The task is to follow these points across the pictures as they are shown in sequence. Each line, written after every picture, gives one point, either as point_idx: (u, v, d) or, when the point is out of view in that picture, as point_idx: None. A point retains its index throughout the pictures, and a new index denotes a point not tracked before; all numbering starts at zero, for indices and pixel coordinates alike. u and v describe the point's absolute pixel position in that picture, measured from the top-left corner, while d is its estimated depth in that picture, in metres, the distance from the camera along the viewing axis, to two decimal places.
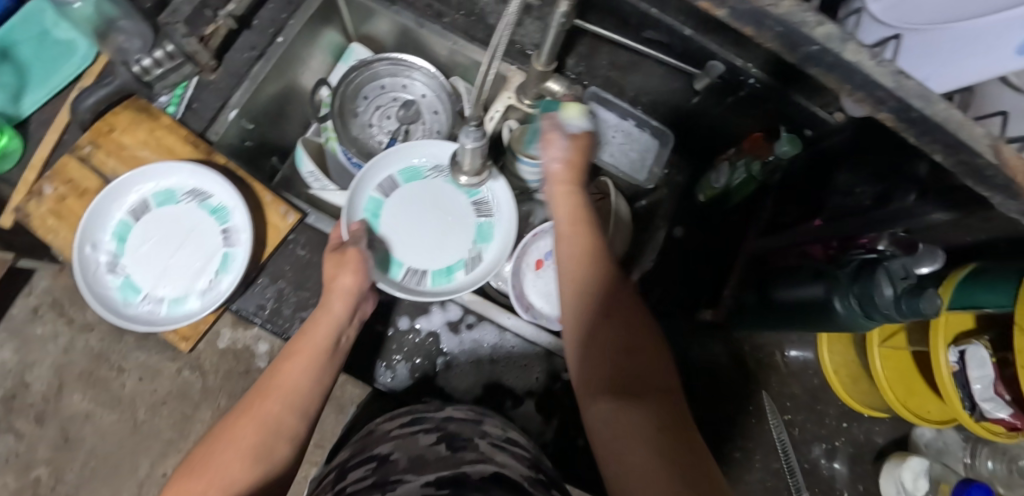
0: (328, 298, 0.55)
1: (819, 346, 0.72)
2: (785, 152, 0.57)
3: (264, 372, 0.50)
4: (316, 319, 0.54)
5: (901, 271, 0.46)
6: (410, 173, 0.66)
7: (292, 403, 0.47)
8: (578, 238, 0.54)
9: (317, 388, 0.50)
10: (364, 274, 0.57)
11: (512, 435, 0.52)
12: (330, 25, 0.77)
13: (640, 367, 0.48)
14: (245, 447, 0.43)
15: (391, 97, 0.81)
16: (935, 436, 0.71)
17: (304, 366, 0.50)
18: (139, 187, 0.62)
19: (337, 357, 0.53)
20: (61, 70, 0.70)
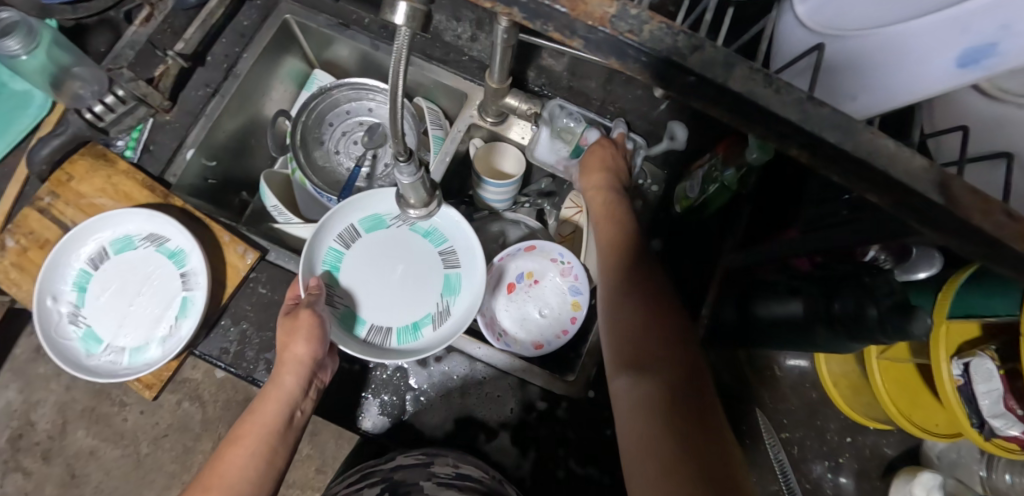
0: (281, 371, 0.55)
1: (816, 358, 0.67)
2: (755, 159, 0.53)
3: (213, 457, 0.53)
4: (268, 395, 0.55)
5: (886, 289, 0.43)
6: (372, 222, 0.64)
7: (237, 494, 0.50)
8: (609, 229, 0.56)
9: (265, 470, 0.53)
10: (318, 342, 0.55)
11: (460, 471, 0.55)
12: (289, 54, 0.76)
13: (664, 343, 0.47)
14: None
15: (357, 122, 0.80)
16: (949, 447, 0.66)
17: (251, 450, 0.53)
18: (96, 235, 0.62)
19: (288, 434, 0.55)
20: (18, 123, 0.68)
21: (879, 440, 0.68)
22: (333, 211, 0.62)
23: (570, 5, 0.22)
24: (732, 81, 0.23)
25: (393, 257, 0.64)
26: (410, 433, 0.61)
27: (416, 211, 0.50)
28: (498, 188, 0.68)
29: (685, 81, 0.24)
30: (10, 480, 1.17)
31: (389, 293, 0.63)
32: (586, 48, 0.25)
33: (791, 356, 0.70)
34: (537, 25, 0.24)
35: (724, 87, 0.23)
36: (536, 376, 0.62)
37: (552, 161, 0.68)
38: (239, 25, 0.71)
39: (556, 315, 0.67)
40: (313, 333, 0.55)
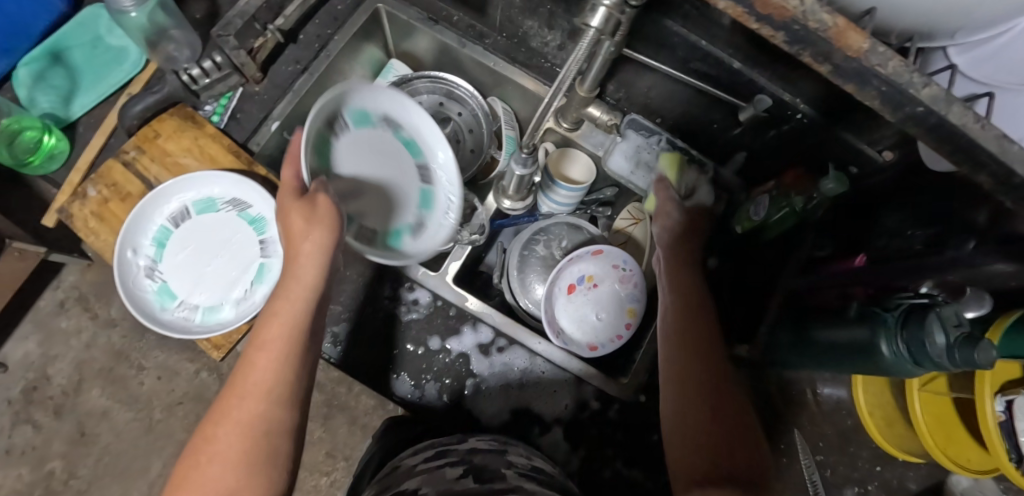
0: (298, 264, 0.54)
1: (853, 386, 0.69)
2: (830, 189, 0.56)
3: (238, 363, 0.50)
4: (287, 290, 0.53)
5: (953, 319, 0.45)
6: (359, 116, 0.57)
7: (274, 399, 0.48)
8: (687, 320, 0.58)
9: (298, 371, 0.51)
10: (336, 228, 0.53)
11: (536, 464, 0.54)
12: (372, 41, 0.78)
13: (737, 439, 0.50)
14: (228, 456, 0.46)
15: (427, 114, 0.81)
16: (972, 485, 0.68)
17: (279, 353, 0.50)
18: (180, 194, 0.63)
19: (315, 324, 0.54)
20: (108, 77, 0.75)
21: (906, 472, 0.71)
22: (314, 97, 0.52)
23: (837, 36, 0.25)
24: (949, 116, 0.26)
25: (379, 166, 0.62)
26: (465, 418, 0.63)
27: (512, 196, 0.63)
28: (567, 191, 0.70)
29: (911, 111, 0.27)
30: (20, 432, 1.16)
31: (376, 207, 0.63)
32: (833, 75, 0.27)
33: (826, 383, 0.72)
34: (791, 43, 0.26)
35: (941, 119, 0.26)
36: (592, 376, 0.64)
37: (624, 172, 0.71)
38: (332, 9, 0.74)
39: (612, 321, 0.69)
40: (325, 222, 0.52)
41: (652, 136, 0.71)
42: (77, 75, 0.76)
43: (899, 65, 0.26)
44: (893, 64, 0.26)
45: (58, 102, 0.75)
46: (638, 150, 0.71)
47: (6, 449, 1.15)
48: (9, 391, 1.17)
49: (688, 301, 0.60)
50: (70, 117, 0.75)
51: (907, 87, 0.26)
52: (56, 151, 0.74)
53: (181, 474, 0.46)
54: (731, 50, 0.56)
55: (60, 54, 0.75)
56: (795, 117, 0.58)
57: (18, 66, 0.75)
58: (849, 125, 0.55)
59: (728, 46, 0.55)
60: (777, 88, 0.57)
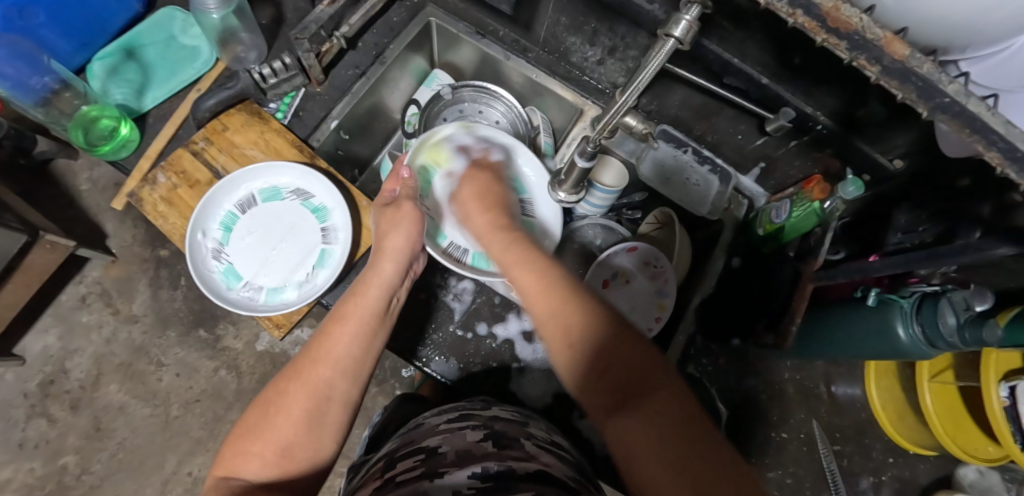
0: (383, 258, 0.59)
1: (867, 382, 0.74)
2: (851, 191, 0.62)
3: (316, 335, 0.52)
4: (369, 281, 0.58)
5: (962, 303, 0.52)
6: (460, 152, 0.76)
7: (343, 369, 0.50)
8: (532, 280, 0.50)
9: (366, 351, 0.53)
10: (417, 232, 0.62)
11: (555, 439, 0.58)
12: (420, 52, 0.84)
13: (629, 357, 0.43)
14: (297, 413, 0.46)
15: (469, 121, 0.87)
16: (979, 477, 0.72)
17: (356, 331, 0.53)
18: (249, 182, 0.67)
19: (387, 318, 0.57)
20: (180, 74, 0.83)
21: (917, 464, 0.75)
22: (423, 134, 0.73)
23: (885, 40, 0.27)
24: (967, 105, 0.27)
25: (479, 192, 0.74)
26: (511, 400, 0.66)
27: (565, 193, 0.68)
28: (604, 194, 0.76)
29: (940, 102, 0.27)
30: (34, 425, 1.12)
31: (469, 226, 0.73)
32: (877, 75, 0.28)
33: (840, 383, 0.76)
34: (843, 49, 0.28)
35: (961, 109, 0.27)
36: None
37: (654, 180, 0.80)
38: (388, 20, 0.79)
39: (642, 315, 0.74)
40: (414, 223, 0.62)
41: (680, 147, 0.79)
42: (149, 71, 0.83)
43: (932, 64, 0.27)
44: (926, 63, 0.27)
45: (130, 95, 0.82)
46: (665, 158, 0.79)
47: (19, 442, 1.11)
48: (26, 384, 1.13)
49: (511, 246, 0.56)
50: (141, 108, 0.83)
51: (936, 83, 0.27)
52: (129, 139, 0.81)
53: (249, 421, 0.47)
54: (760, 67, 0.62)
55: (136, 51, 0.83)
56: (817, 128, 0.65)
57: (93, 60, 0.82)
58: (865, 135, 0.62)
59: (757, 64, 0.62)
60: (801, 102, 0.63)
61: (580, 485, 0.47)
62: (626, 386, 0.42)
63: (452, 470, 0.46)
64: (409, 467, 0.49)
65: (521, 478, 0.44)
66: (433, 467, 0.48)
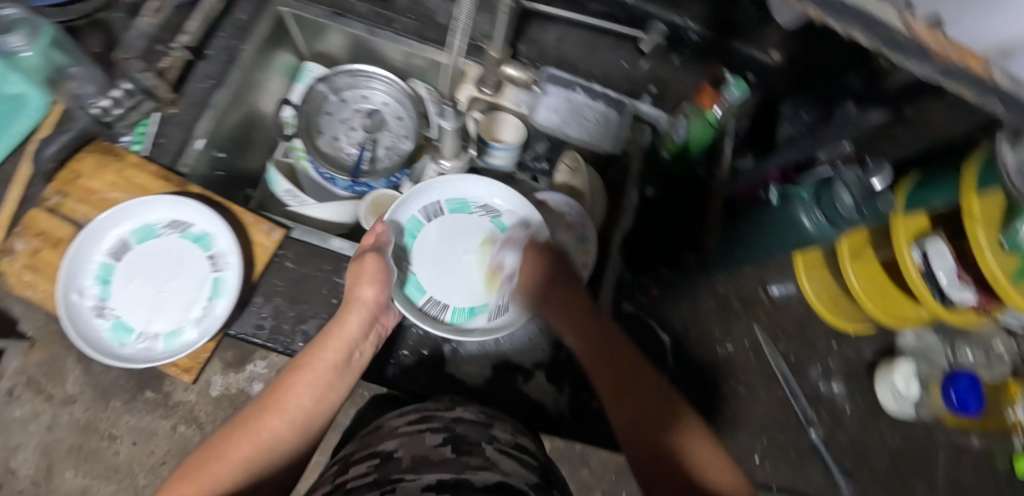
0: (350, 310, 0.57)
1: (798, 275, 0.76)
2: (734, 95, 0.62)
3: (270, 387, 0.52)
4: (330, 335, 0.56)
5: (855, 179, 0.50)
6: (457, 204, 0.69)
7: (291, 421, 0.50)
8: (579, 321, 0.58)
9: (318, 405, 0.52)
10: (385, 286, 0.59)
11: (519, 442, 0.55)
12: (282, 47, 0.78)
13: (653, 413, 0.50)
14: (236, 459, 0.46)
15: (353, 109, 0.82)
16: (917, 341, 0.76)
17: (308, 384, 0.52)
18: (115, 227, 0.62)
19: (345, 373, 0.56)
20: (9, 128, 0.74)
21: (861, 342, 0.78)
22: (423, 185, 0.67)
23: None
24: None
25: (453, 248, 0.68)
26: (452, 383, 0.64)
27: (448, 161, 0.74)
28: (501, 151, 0.73)
29: None
30: None
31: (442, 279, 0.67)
32: None
33: (776, 284, 0.77)
34: None
35: None
36: None
37: (553, 124, 0.75)
38: (235, 18, 0.73)
39: None
40: (380, 276, 0.58)
41: (569, 87, 0.75)
42: None
43: None
44: None
45: None
46: (556, 101, 0.74)
47: None
48: None
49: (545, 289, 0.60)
50: None
51: None
52: None
53: (191, 462, 0.45)
54: None
55: None
56: (691, 36, 0.63)
57: None
58: (740, 35, 0.62)
59: None
60: (669, 14, 0.62)
61: None
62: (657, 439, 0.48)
63: (408, 478, 0.44)
64: (361, 473, 0.47)
65: (480, 491, 0.42)
66: (387, 474, 0.45)
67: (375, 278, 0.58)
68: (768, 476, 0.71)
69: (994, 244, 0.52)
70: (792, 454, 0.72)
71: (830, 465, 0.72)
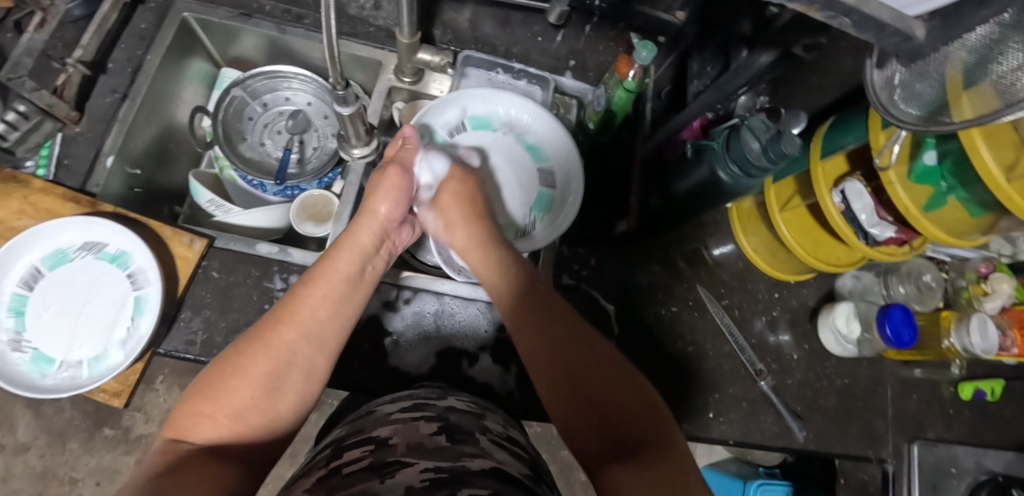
0: (361, 224, 0.56)
1: (737, 235, 0.77)
2: (643, 57, 0.61)
3: (284, 298, 0.47)
4: (341, 248, 0.53)
5: (761, 125, 0.52)
6: (479, 121, 0.70)
7: (309, 334, 0.46)
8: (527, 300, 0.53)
9: (340, 318, 0.49)
10: (402, 202, 0.58)
11: (511, 433, 0.51)
12: (194, 55, 0.76)
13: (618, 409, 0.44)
14: (255, 374, 0.42)
15: (277, 112, 0.80)
16: (855, 282, 0.79)
17: (327, 296, 0.49)
18: (23, 256, 0.59)
19: (363, 286, 0.53)
20: None
21: (801, 289, 0.80)
22: (454, 95, 0.67)
23: None
24: None
25: (486, 165, 0.71)
26: (397, 376, 0.63)
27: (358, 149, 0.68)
28: None
29: None
30: None
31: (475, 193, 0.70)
32: None
33: (716, 244, 0.80)
34: None
35: None
36: None
37: None
38: (135, 29, 0.71)
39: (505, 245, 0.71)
40: (398, 191, 0.58)
41: (490, 67, 0.73)
42: None
43: None
44: None
45: None
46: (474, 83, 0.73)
47: None
48: None
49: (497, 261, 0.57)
50: None
51: None
52: None
53: (203, 381, 0.42)
54: None
55: None
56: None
57: None
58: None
59: None
60: None
61: (535, 486, 0.41)
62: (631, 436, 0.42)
63: (406, 462, 0.39)
64: (356, 458, 0.42)
65: (478, 475, 0.38)
66: (382, 459, 0.41)
67: (388, 192, 0.58)
68: (725, 429, 0.72)
69: (905, 179, 0.57)
70: (746, 405, 0.73)
71: (783, 411, 0.73)
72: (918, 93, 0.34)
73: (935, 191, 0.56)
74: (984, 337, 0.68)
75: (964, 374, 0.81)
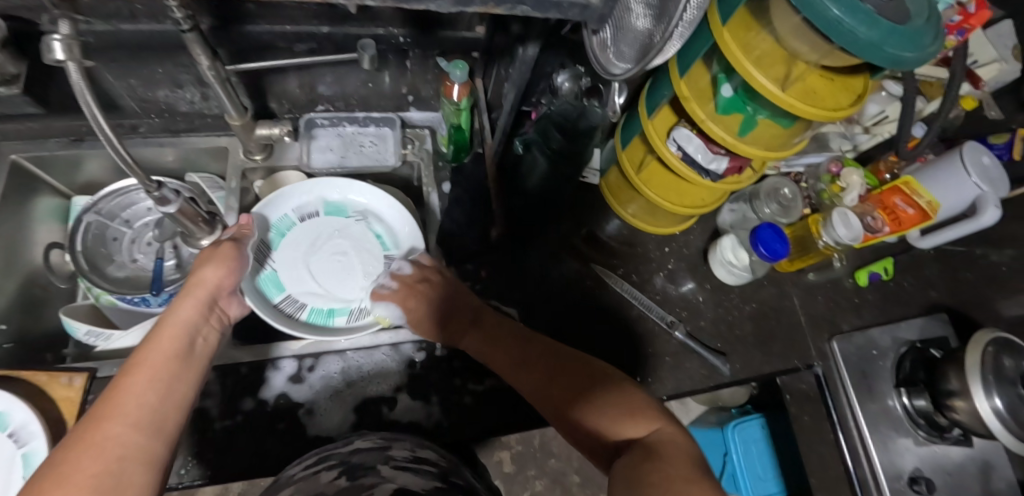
0: (184, 299, 0.53)
1: (616, 207, 0.83)
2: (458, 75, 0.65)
3: (105, 394, 0.44)
4: (162, 328, 0.50)
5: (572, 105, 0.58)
6: (332, 209, 0.72)
7: (141, 420, 0.42)
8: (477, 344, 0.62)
9: (176, 397, 0.46)
10: (234, 268, 0.57)
11: (418, 453, 0.50)
12: (39, 195, 0.75)
13: (579, 385, 0.52)
14: (81, 481, 0.37)
15: (141, 224, 0.79)
16: (733, 215, 0.84)
17: (154, 375, 0.46)
18: None
19: (194, 361, 0.50)
20: None
21: (688, 238, 0.86)
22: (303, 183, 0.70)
23: None
24: None
25: (328, 250, 0.70)
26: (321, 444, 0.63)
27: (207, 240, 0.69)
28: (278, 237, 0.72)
29: None
30: None
31: (318, 271, 0.68)
32: None
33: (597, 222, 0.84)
34: None
35: None
36: (403, 336, 0.68)
37: (331, 163, 0.75)
38: None
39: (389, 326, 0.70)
40: (230, 260, 0.57)
41: (336, 125, 0.77)
42: None
43: None
44: None
45: None
46: (320, 143, 0.76)
47: None
48: None
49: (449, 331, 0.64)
50: None
51: None
52: None
53: None
54: (315, 20, 0.67)
55: None
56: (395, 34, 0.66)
57: None
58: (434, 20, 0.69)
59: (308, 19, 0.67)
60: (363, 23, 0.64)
61: None
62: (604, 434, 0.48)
63: None
64: None
65: None
66: None
67: (218, 259, 0.56)
68: (657, 388, 0.74)
69: (713, 114, 0.62)
70: (669, 358, 0.76)
71: (704, 353, 0.76)
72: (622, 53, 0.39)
73: (744, 117, 0.60)
74: (849, 228, 0.74)
75: (857, 264, 0.87)
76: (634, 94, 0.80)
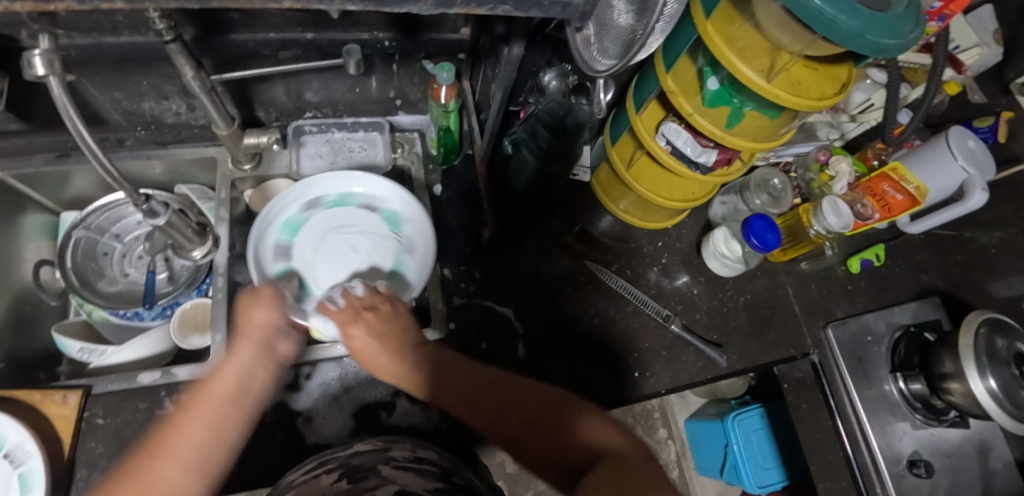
0: (240, 343, 0.53)
1: (607, 203, 0.83)
2: (445, 77, 0.66)
3: (162, 427, 0.47)
4: (223, 370, 0.51)
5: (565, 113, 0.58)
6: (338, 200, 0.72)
7: (189, 464, 0.45)
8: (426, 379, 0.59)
9: (223, 440, 0.48)
10: (279, 309, 0.56)
11: (420, 452, 0.51)
12: (25, 212, 0.74)
13: (554, 429, 0.52)
14: None
15: (131, 238, 0.79)
16: (723, 207, 0.85)
17: (206, 419, 0.47)
18: None
19: (249, 407, 0.51)
20: None
21: (680, 231, 0.86)
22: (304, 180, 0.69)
23: None
24: None
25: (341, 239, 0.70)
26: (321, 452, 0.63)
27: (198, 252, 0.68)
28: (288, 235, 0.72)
29: None
30: None
31: (331, 263, 0.69)
32: None
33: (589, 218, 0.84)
34: None
35: None
36: None
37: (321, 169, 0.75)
38: None
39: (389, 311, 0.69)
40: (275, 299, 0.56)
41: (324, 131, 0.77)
42: None
43: None
44: None
45: None
46: (309, 149, 0.75)
47: None
48: None
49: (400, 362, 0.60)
50: None
51: None
52: None
53: None
54: (297, 27, 0.67)
55: None
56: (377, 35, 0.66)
57: None
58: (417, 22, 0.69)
59: (291, 26, 0.66)
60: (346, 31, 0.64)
61: None
62: (573, 457, 0.50)
63: None
64: None
65: None
66: None
67: (262, 302, 0.56)
68: (655, 382, 0.74)
69: (700, 108, 0.62)
70: (666, 352, 0.76)
71: (700, 346, 0.76)
72: (605, 49, 0.39)
73: (732, 109, 0.61)
74: (839, 215, 0.75)
75: (849, 252, 0.87)
76: (620, 92, 0.82)
